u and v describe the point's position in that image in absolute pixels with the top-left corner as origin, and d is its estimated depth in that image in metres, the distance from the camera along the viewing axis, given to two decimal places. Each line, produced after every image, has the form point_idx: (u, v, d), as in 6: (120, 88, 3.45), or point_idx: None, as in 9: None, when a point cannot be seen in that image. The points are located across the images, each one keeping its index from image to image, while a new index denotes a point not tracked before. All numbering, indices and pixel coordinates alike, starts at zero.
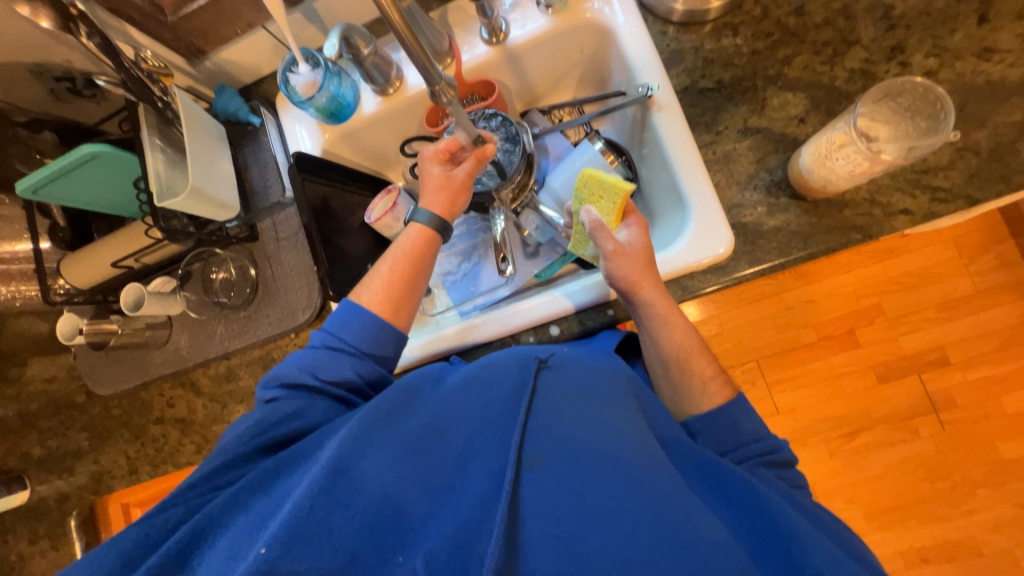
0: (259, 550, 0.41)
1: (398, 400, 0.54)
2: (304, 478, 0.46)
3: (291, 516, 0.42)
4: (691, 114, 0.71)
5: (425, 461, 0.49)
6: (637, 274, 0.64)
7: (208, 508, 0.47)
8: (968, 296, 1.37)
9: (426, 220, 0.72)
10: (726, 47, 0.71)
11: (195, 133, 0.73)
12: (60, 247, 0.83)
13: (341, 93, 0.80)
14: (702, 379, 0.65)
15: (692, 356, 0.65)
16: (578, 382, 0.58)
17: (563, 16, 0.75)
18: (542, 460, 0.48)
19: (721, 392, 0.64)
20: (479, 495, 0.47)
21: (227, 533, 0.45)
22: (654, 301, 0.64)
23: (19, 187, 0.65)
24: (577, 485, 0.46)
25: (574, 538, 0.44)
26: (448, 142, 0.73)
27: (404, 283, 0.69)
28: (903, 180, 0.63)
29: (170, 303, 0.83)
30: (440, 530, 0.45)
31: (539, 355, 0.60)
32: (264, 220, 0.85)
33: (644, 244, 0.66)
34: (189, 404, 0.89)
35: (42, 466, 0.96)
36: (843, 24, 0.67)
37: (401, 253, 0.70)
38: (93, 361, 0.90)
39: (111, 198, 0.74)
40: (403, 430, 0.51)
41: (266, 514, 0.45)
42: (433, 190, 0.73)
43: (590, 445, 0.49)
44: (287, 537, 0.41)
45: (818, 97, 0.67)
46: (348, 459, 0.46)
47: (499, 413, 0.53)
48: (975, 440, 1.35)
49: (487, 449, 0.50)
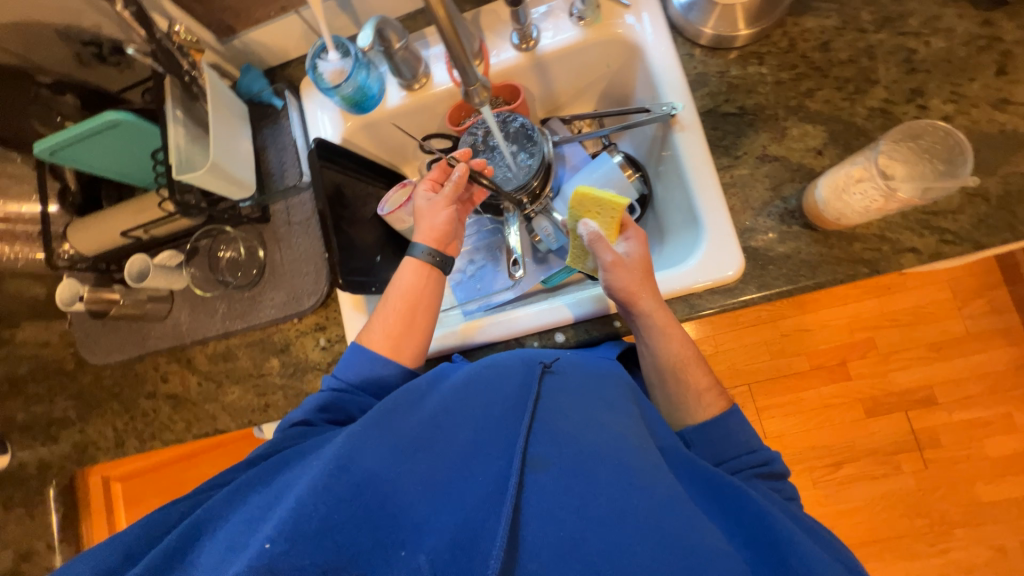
0: (264, 545, 0.41)
1: (399, 401, 0.55)
2: (308, 475, 0.46)
3: (295, 513, 0.42)
4: (711, 136, 0.72)
5: (427, 458, 0.49)
6: (636, 285, 0.65)
7: (209, 503, 0.47)
8: (959, 339, 1.40)
9: (421, 257, 0.72)
10: (751, 74, 0.72)
11: (218, 110, 0.73)
12: (68, 211, 0.82)
13: (368, 84, 0.80)
14: (694, 390, 0.65)
15: (687, 366, 0.66)
16: (580, 387, 0.58)
17: (593, 29, 0.77)
18: (545, 463, 0.48)
19: (715, 403, 0.65)
20: (482, 494, 0.47)
21: (226, 526, 0.45)
22: (652, 311, 0.65)
23: (36, 148, 0.65)
24: (580, 489, 0.47)
25: (575, 538, 0.44)
26: (433, 174, 0.78)
27: (398, 317, 0.69)
28: (914, 219, 0.64)
29: (173, 277, 0.82)
30: (442, 526, 0.45)
31: (543, 359, 0.60)
32: (277, 202, 0.84)
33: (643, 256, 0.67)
34: (183, 380, 0.87)
35: (25, 431, 0.94)
36: (866, 63, 0.69)
37: (396, 290, 0.71)
38: (89, 329, 0.89)
39: (127, 165, 0.74)
40: (404, 429, 0.51)
41: (268, 507, 0.46)
42: (421, 221, 0.75)
43: (593, 449, 0.49)
44: (290, 533, 0.41)
45: (837, 131, 0.68)
46: (350, 457, 0.47)
47: (502, 415, 0.53)
48: (956, 480, 1.37)
49: (490, 448, 0.50)
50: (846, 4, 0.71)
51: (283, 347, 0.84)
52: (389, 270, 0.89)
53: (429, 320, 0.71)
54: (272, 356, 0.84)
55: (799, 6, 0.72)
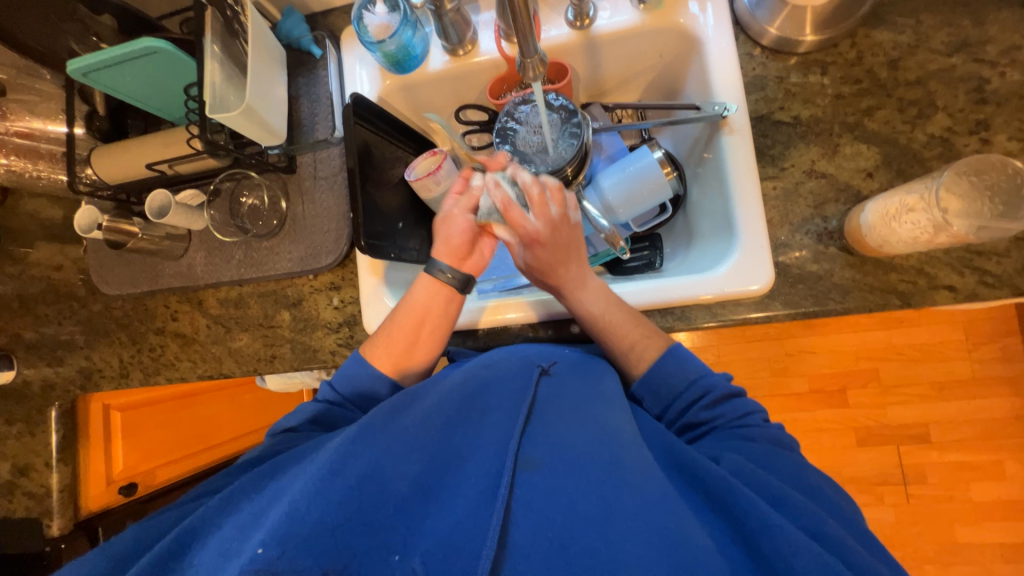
0: (255, 551, 0.39)
1: (394, 404, 0.54)
2: (302, 477, 0.45)
3: (287, 518, 0.41)
4: (759, 144, 0.70)
5: (422, 458, 0.48)
6: (541, 264, 0.66)
7: (201, 511, 0.47)
8: (964, 381, 1.39)
9: (438, 275, 0.69)
10: (812, 84, 0.69)
11: (257, 51, 0.71)
12: (93, 136, 0.81)
13: (412, 44, 0.77)
14: (622, 350, 0.64)
15: (613, 327, 0.64)
16: (577, 390, 0.58)
17: (654, 15, 0.73)
18: (537, 462, 0.49)
19: (652, 346, 0.63)
20: (474, 495, 0.47)
21: (217, 535, 0.45)
22: (571, 283, 0.66)
23: (69, 67, 0.63)
24: (569, 490, 0.47)
25: (564, 540, 0.44)
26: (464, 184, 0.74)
27: (404, 336, 0.67)
28: (956, 256, 0.62)
29: (194, 218, 0.81)
30: (436, 529, 0.45)
31: (541, 363, 0.60)
32: (305, 155, 0.83)
33: (541, 227, 0.64)
34: (193, 321, 0.87)
35: (32, 350, 0.94)
36: (934, 87, 0.66)
37: (404, 307, 0.69)
38: (103, 258, 0.88)
39: (158, 97, 0.72)
40: (400, 427, 0.50)
41: (260, 512, 0.45)
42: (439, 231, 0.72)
43: (586, 451, 0.49)
44: (284, 537, 0.39)
45: (891, 155, 0.65)
46: (342, 461, 0.45)
47: (497, 419, 0.54)
48: (935, 519, 1.38)
49: (484, 449, 0.51)
50: (923, 22, 0.67)
51: (295, 302, 0.84)
52: (409, 238, 0.87)
53: (436, 342, 0.69)
54: (283, 309, 0.84)
55: (874, 17, 0.69)
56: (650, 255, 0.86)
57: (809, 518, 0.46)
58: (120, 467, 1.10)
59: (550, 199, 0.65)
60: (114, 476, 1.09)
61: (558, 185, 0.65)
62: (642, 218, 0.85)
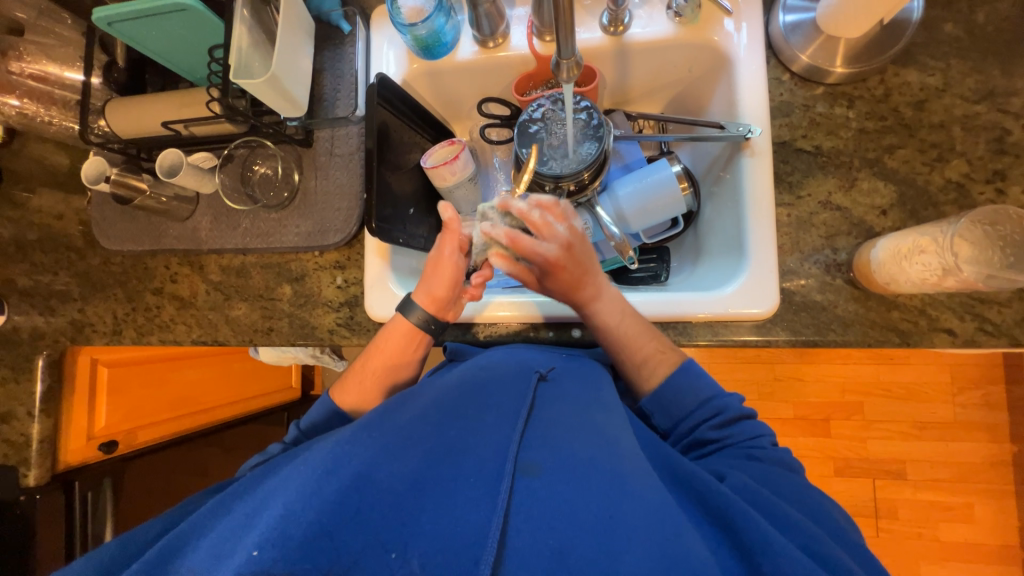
0: (250, 553, 0.40)
1: (390, 405, 0.56)
2: (296, 477, 0.46)
3: (283, 519, 0.42)
4: (778, 169, 0.70)
5: (417, 453, 0.49)
6: (561, 283, 0.64)
7: (190, 520, 0.47)
8: (944, 423, 1.41)
9: (411, 316, 0.69)
10: (837, 115, 0.70)
11: (286, 20, 0.70)
12: (109, 87, 0.80)
13: (443, 31, 0.77)
14: (637, 363, 0.65)
15: (630, 341, 0.65)
16: (576, 395, 0.59)
17: (688, 29, 0.73)
18: (537, 468, 0.49)
19: (666, 362, 0.65)
20: (473, 494, 0.47)
21: (210, 536, 0.45)
22: (589, 299, 0.65)
23: (95, 15, 0.62)
24: (571, 498, 0.47)
25: (563, 547, 0.44)
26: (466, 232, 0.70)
27: (377, 378, 0.69)
28: (959, 301, 0.63)
29: (203, 181, 0.80)
30: (432, 527, 0.44)
31: (539, 368, 0.62)
32: (323, 130, 0.82)
33: (558, 252, 0.62)
34: (192, 285, 0.87)
35: (25, 297, 0.93)
36: (957, 132, 0.66)
37: (376, 350, 0.70)
38: (106, 212, 0.87)
39: (182, 55, 0.71)
40: (394, 427, 0.51)
41: (252, 514, 0.45)
42: (432, 275, 0.68)
43: (587, 458, 0.50)
44: (277, 540, 0.41)
45: (907, 194, 0.66)
46: (338, 463, 0.47)
47: (496, 419, 0.54)
48: (902, 554, 1.41)
49: (483, 447, 0.51)
50: (952, 66, 0.68)
51: (298, 277, 0.83)
52: (418, 225, 0.87)
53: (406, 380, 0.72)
54: (285, 283, 0.83)
55: (905, 57, 0.69)
56: (656, 268, 0.87)
57: (808, 537, 0.47)
58: (102, 424, 1.07)
59: (553, 218, 0.64)
60: (96, 432, 1.06)
61: (553, 201, 0.64)
62: (653, 230, 0.85)
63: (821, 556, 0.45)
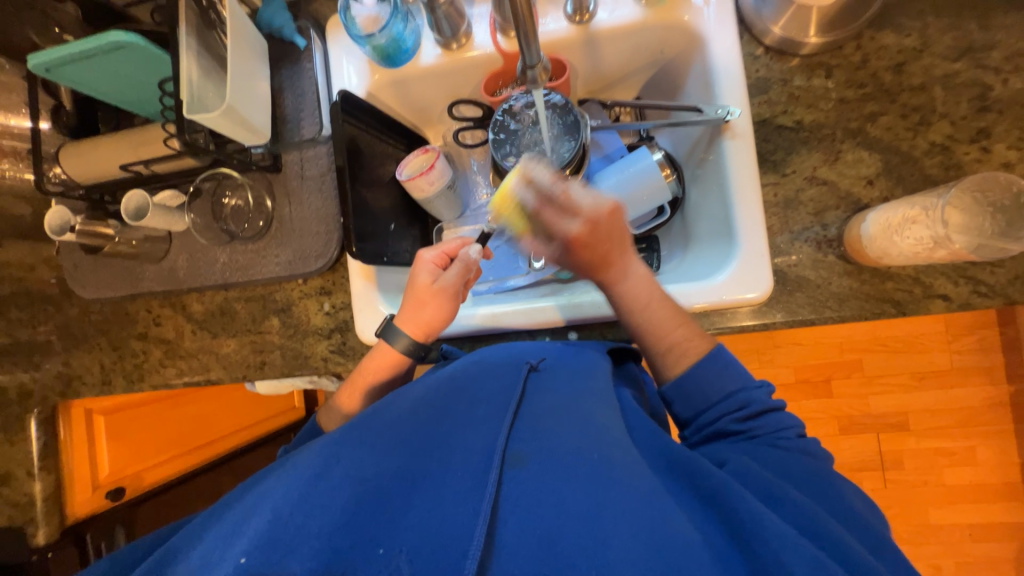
0: (237, 561, 0.38)
1: (376, 407, 0.55)
2: (283, 482, 0.45)
3: (271, 525, 0.40)
4: (761, 149, 0.69)
5: (403, 455, 0.48)
6: (596, 254, 0.65)
7: (178, 535, 0.46)
8: (942, 370, 1.43)
9: (396, 342, 0.69)
10: (816, 87, 0.68)
11: (236, 45, 0.67)
12: (60, 131, 0.76)
13: (403, 37, 0.73)
14: (662, 350, 0.64)
15: (660, 327, 0.64)
16: (565, 384, 0.59)
17: (655, 12, 0.71)
18: (525, 458, 0.48)
19: (684, 351, 0.63)
20: (461, 487, 0.45)
21: (200, 546, 0.42)
22: (616, 278, 0.65)
23: (30, 62, 0.59)
24: (558, 486, 0.46)
25: (551, 534, 0.43)
26: (448, 245, 0.73)
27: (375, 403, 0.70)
28: (952, 267, 0.62)
29: (174, 220, 0.77)
30: (419, 521, 0.43)
31: (529, 360, 0.62)
32: (290, 153, 0.79)
33: (594, 217, 0.64)
34: (176, 327, 0.84)
35: (6, 356, 0.90)
36: (938, 93, 0.65)
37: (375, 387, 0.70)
38: (78, 261, 0.84)
39: (130, 93, 0.68)
40: (382, 428, 0.51)
41: (240, 520, 0.43)
42: (416, 308, 0.69)
43: (576, 445, 0.49)
44: (266, 546, 0.39)
45: (892, 162, 0.65)
46: (327, 464, 0.46)
47: (485, 413, 0.53)
48: (909, 501, 1.44)
49: (472, 441, 0.50)
50: (929, 24, 0.66)
51: (284, 307, 0.81)
52: (401, 240, 0.85)
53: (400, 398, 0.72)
54: (272, 315, 0.81)
55: (880, 19, 0.67)
56: (647, 258, 0.84)
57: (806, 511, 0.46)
58: (106, 472, 1.05)
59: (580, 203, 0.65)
60: (101, 481, 1.04)
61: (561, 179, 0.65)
62: (639, 220, 0.82)
63: (821, 537, 0.44)
